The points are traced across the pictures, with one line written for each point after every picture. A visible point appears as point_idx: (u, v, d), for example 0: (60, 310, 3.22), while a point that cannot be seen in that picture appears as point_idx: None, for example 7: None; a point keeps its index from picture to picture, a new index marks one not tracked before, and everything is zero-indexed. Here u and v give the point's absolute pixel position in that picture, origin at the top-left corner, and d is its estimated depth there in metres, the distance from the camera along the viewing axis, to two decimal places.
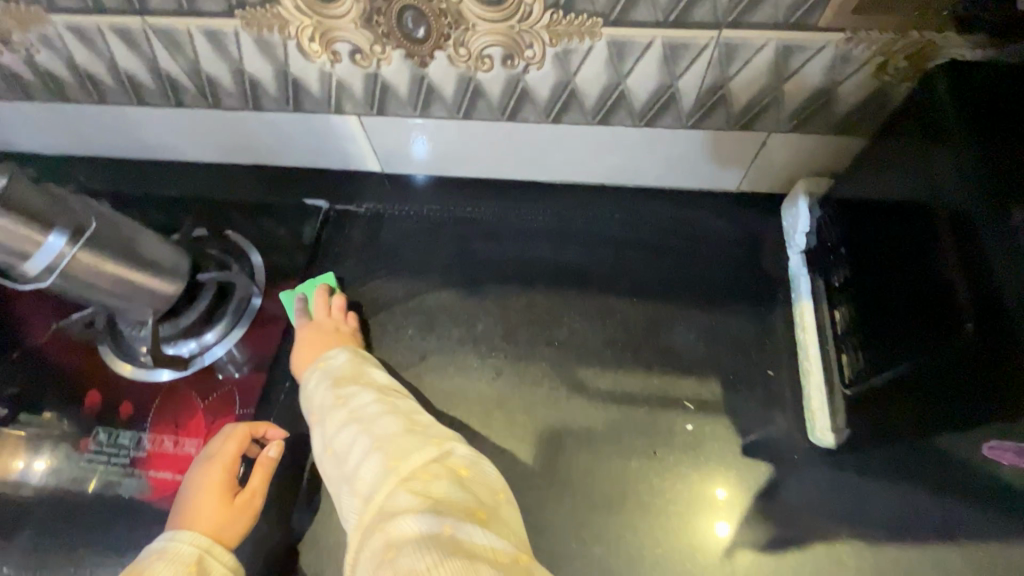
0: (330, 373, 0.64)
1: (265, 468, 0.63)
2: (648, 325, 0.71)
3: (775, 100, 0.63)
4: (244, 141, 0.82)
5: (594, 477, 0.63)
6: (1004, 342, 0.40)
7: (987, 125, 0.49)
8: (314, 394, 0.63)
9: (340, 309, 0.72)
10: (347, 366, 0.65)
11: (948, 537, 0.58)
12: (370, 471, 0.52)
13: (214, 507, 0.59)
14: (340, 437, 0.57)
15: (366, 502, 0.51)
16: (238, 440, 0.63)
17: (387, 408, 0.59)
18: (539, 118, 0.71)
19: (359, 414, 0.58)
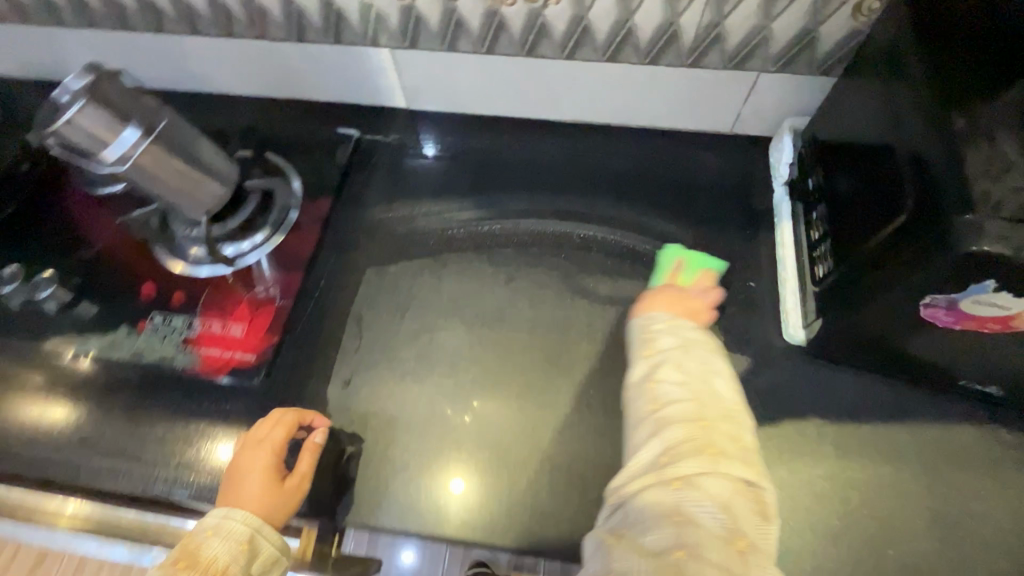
0: (683, 334, 0.64)
1: (311, 453, 0.65)
2: (645, 243, 0.80)
3: (763, 39, 0.72)
4: (286, 74, 0.89)
5: (593, 364, 0.72)
6: (933, 224, 0.47)
7: (942, 43, 0.55)
8: (657, 333, 0.65)
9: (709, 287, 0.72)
10: (703, 339, 0.64)
11: (902, 418, 0.66)
12: (665, 441, 0.55)
13: (263, 488, 0.61)
14: (666, 385, 0.59)
15: (658, 465, 0.54)
16: (285, 426, 0.65)
17: (695, 398, 0.57)
18: (555, 54, 0.80)
19: (697, 383, 0.59)
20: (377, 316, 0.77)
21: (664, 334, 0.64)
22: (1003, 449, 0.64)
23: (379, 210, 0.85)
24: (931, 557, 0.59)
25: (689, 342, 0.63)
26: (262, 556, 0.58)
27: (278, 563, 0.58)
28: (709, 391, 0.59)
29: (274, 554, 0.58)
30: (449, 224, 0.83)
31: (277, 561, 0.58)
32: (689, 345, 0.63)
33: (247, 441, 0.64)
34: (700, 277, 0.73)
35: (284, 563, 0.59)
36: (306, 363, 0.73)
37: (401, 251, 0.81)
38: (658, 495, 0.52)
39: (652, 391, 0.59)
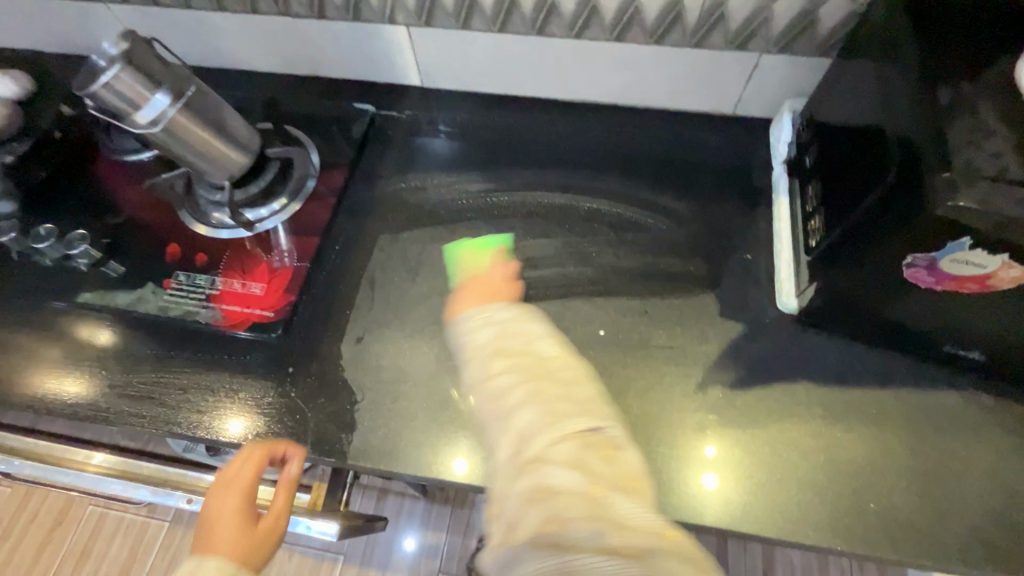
0: (500, 322, 0.58)
1: (286, 488, 0.66)
2: (646, 216, 0.83)
3: (765, 20, 0.75)
4: (305, 50, 0.93)
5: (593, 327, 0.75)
6: (917, 187, 0.50)
7: (929, 16, 0.57)
8: (475, 333, 0.58)
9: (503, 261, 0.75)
10: (514, 316, 0.59)
11: (888, 383, 0.69)
12: (514, 433, 0.51)
13: (237, 534, 0.61)
14: (498, 377, 0.54)
15: (517, 456, 0.50)
16: (254, 463, 0.65)
17: (527, 375, 0.53)
18: (564, 32, 0.83)
19: (524, 357, 0.55)
20: (388, 278, 0.80)
21: (478, 327, 0.59)
22: (984, 413, 0.66)
23: (392, 181, 0.89)
24: (910, 510, 0.62)
25: (504, 329, 0.57)
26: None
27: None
28: (535, 361, 0.55)
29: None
30: (458, 195, 0.86)
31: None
32: (503, 330, 0.57)
33: (221, 483, 0.65)
34: (489, 257, 0.78)
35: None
36: (321, 321, 0.77)
37: (412, 219, 0.85)
38: (526, 486, 0.48)
39: (489, 390, 0.54)
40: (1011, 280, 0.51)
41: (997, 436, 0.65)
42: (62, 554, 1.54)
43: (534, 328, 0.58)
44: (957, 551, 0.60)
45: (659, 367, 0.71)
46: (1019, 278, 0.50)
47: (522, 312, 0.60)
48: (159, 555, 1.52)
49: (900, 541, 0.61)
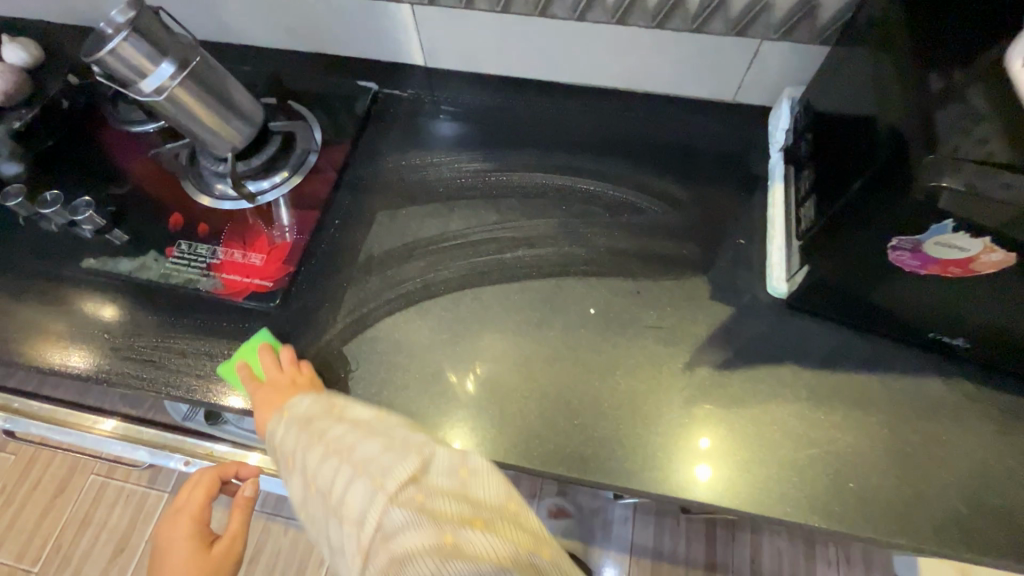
0: (303, 413, 0.59)
1: (241, 511, 0.74)
2: (642, 199, 0.84)
3: (766, 6, 0.76)
4: (311, 27, 0.94)
5: (585, 307, 0.76)
6: (902, 168, 0.51)
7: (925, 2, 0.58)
8: (285, 438, 0.58)
9: (290, 362, 0.69)
10: (317, 404, 0.60)
11: (873, 368, 0.70)
12: (350, 509, 0.49)
13: (189, 558, 0.70)
14: (320, 472, 0.53)
15: (356, 539, 0.48)
16: (205, 489, 0.75)
17: (347, 456, 0.52)
18: (566, 15, 0.84)
19: (338, 437, 0.55)
20: (385, 253, 0.81)
21: (292, 431, 0.58)
22: (966, 399, 0.68)
23: (392, 159, 0.90)
24: (887, 491, 0.64)
25: (310, 421, 0.58)
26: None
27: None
28: (353, 434, 0.55)
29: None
30: (457, 174, 0.88)
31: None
32: (314, 420, 0.58)
33: (181, 511, 0.74)
34: (263, 361, 0.70)
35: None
36: (317, 292, 0.78)
37: (411, 196, 0.86)
38: (371, 554, 0.46)
39: (315, 490, 0.53)
40: (990, 264, 0.52)
41: (978, 421, 0.66)
42: (63, 520, 1.57)
43: (338, 410, 0.59)
44: (931, 530, 0.62)
45: (648, 346, 0.73)
46: (999, 263, 0.51)
47: (334, 402, 0.60)
48: (159, 524, 1.55)
49: (877, 520, 0.62)
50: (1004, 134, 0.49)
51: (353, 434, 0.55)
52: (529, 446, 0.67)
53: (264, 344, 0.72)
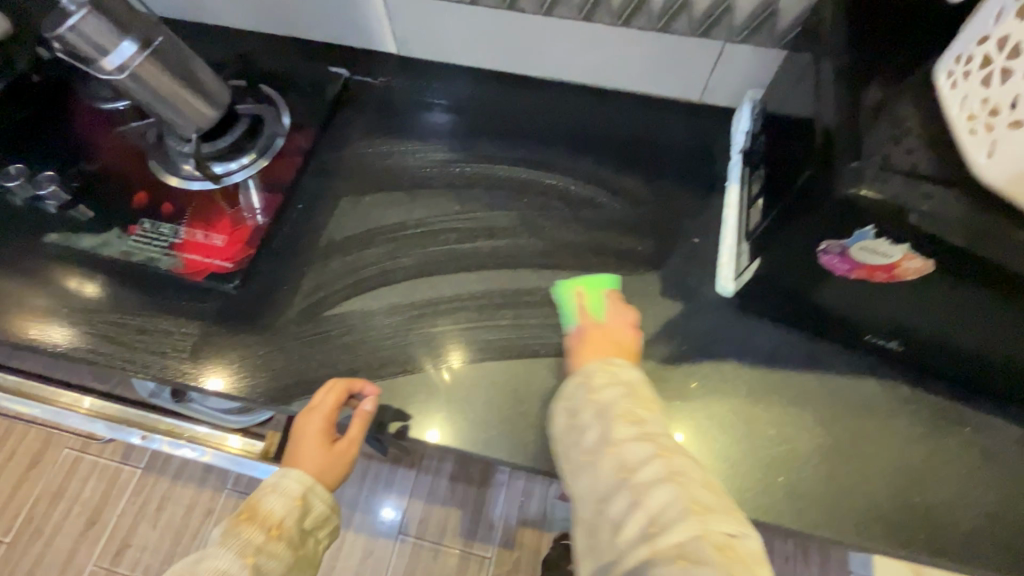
0: (628, 385, 0.63)
1: (362, 420, 0.68)
2: (602, 195, 0.85)
3: (727, 9, 0.77)
4: (282, 10, 0.94)
5: (538, 297, 0.77)
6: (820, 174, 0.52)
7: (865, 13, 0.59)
8: (597, 390, 0.63)
9: (618, 310, 0.72)
10: (638, 377, 0.64)
11: (812, 368, 0.72)
12: (649, 509, 0.51)
13: (316, 452, 0.67)
14: (627, 446, 0.57)
15: (645, 533, 0.50)
16: (337, 394, 0.68)
17: (661, 451, 0.56)
18: (534, 9, 0.84)
19: (659, 436, 0.58)
20: (346, 238, 0.82)
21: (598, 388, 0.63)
22: (900, 400, 0.70)
23: (359, 145, 0.91)
24: (818, 486, 0.66)
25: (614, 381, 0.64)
26: (315, 512, 0.67)
27: (327, 519, 0.68)
28: (674, 446, 0.58)
29: (324, 510, 0.67)
30: (424, 163, 0.89)
31: (327, 518, 0.68)
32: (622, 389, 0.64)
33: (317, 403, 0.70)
34: (605, 301, 0.74)
35: (333, 517, 0.69)
36: (275, 274, 0.79)
37: (376, 184, 0.87)
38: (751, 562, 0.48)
39: (613, 455, 0.57)
40: (914, 271, 0.53)
41: (909, 421, 0.69)
42: (36, 493, 1.58)
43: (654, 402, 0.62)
44: (857, 525, 0.64)
45: None
46: (920, 269, 0.53)
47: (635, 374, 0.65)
48: (131, 499, 1.57)
49: (807, 514, 0.64)
50: (927, 145, 0.50)
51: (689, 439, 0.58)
52: (474, 433, 0.69)
53: (608, 289, 0.76)
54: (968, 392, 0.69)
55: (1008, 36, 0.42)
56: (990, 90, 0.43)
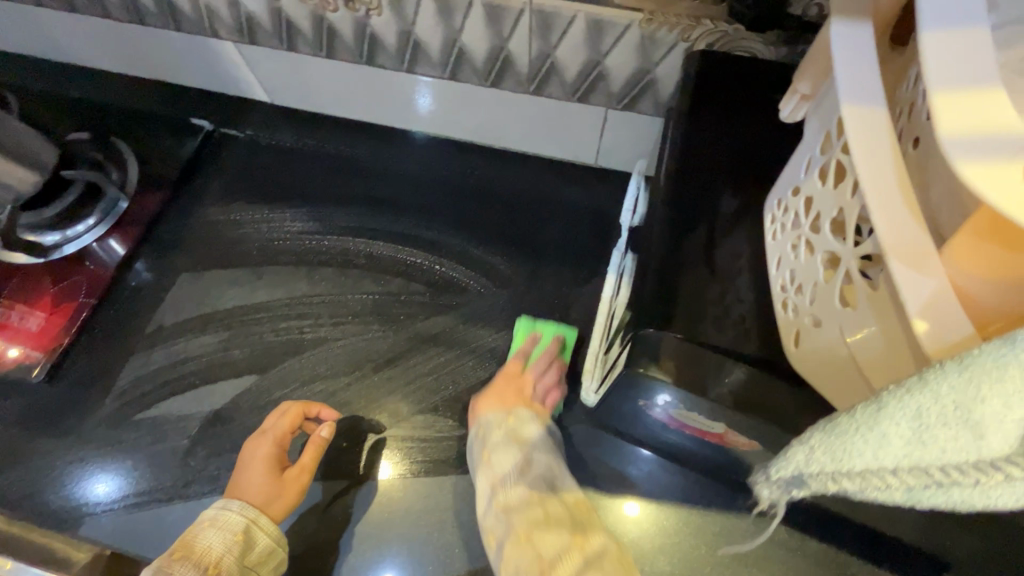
0: (523, 443, 0.59)
1: (317, 447, 0.63)
2: (471, 278, 0.76)
3: (600, 76, 0.65)
4: (136, 56, 0.84)
5: (378, 402, 0.69)
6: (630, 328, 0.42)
7: (709, 114, 0.49)
8: (491, 447, 0.59)
9: (319, 437, 0.63)
10: (536, 430, 0.61)
11: (672, 501, 0.63)
12: None
13: (263, 478, 0.60)
14: (540, 538, 0.50)
15: None
16: (292, 418, 0.64)
17: (567, 535, 0.51)
18: (395, 65, 0.73)
19: (548, 501, 0.54)
20: (177, 323, 0.74)
21: (501, 436, 0.60)
22: (769, 544, 0.60)
23: (211, 211, 0.82)
24: None
25: (529, 455, 0.58)
26: (259, 547, 0.57)
27: (272, 556, 0.58)
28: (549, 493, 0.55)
29: (269, 546, 0.58)
30: (278, 234, 0.80)
31: (273, 553, 0.58)
32: (526, 451, 0.59)
33: (515, 380, 0.65)
34: (547, 352, 0.67)
35: (280, 553, 0.59)
36: (96, 365, 0.72)
37: (220, 257, 0.79)
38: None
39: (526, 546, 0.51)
40: (744, 444, 0.43)
41: (777, 570, 0.59)
42: None
43: (538, 448, 0.59)
44: None
45: (435, 456, 0.67)
46: (751, 445, 0.43)
47: (530, 450, 0.59)
48: None
49: None
50: (744, 305, 0.40)
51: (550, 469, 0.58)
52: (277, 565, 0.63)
53: (560, 335, 0.69)
54: (849, 541, 0.59)
55: (812, 200, 0.32)
56: (798, 264, 0.33)
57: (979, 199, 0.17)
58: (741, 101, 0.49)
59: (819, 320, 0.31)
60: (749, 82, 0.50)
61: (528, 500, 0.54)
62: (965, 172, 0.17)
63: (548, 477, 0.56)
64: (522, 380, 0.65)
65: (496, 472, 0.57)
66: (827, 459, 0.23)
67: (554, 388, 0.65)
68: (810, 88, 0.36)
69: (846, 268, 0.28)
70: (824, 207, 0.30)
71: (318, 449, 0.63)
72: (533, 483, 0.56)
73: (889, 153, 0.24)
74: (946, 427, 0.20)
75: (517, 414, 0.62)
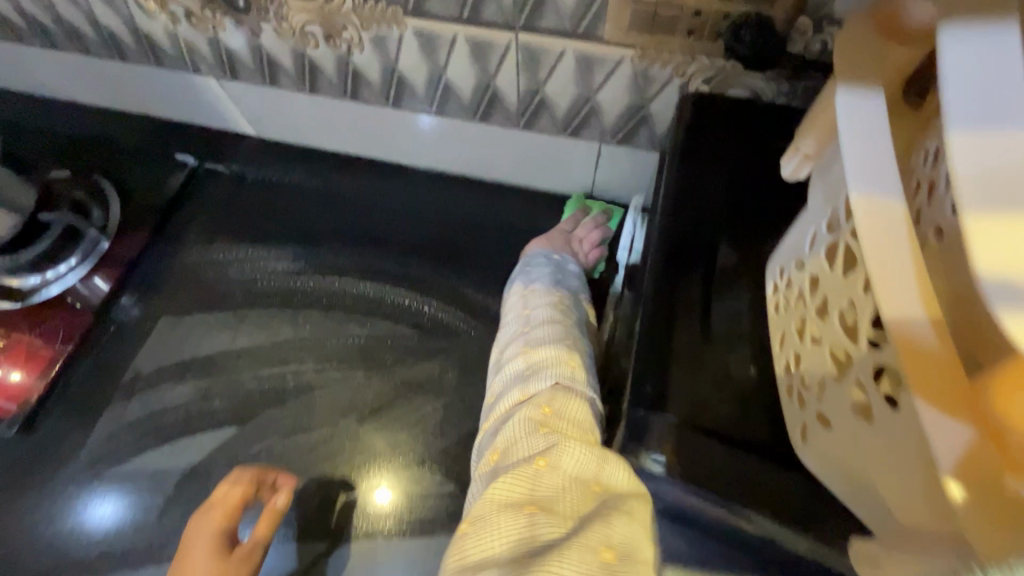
0: (555, 264, 0.64)
1: (272, 517, 0.60)
2: (460, 320, 0.73)
3: (591, 111, 0.62)
4: (118, 91, 0.82)
5: (362, 455, 0.66)
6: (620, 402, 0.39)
7: (705, 159, 0.45)
8: (531, 265, 0.65)
9: (274, 507, 0.60)
10: (570, 267, 0.65)
11: None
12: (535, 356, 0.50)
13: (209, 561, 0.55)
14: (533, 313, 0.56)
15: (525, 376, 0.48)
16: (246, 487, 0.60)
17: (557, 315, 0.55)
18: (380, 101, 0.70)
19: (559, 300, 0.58)
20: (155, 370, 0.72)
21: (542, 255, 0.66)
22: None
23: (193, 251, 0.80)
24: None
25: (558, 275, 0.63)
26: None
27: None
28: (564, 303, 0.58)
29: None
30: (261, 274, 0.77)
31: None
32: (562, 271, 0.64)
33: (563, 233, 0.70)
34: (594, 219, 0.71)
35: None
36: (72, 415, 0.70)
37: (201, 299, 0.76)
38: (518, 475, 0.39)
39: (522, 318, 0.56)
40: None
41: None
42: None
43: (569, 280, 0.63)
44: None
45: (421, 513, 0.63)
46: None
47: (559, 272, 0.63)
48: None
49: None
50: (742, 381, 0.37)
51: (573, 294, 0.61)
52: None
53: (608, 211, 0.73)
54: None
55: (818, 280, 0.28)
56: (801, 348, 0.30)
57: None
58: (738, 145, 0.46)
59: (826, 419, 0.28)
60: (747, 124, 0.47)
61: (548, 295, 0.59)
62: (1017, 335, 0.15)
63: (570, 293, 0.61)
64: (571, 236, 0.70)
65: (530, 279, 0.62)
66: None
67: (597, 248, 0.70)
68: (813, 147, 0.32)
69: (858, 369, 0.25)
70: (831, 292, 0.27)
71: (274, 516, 0.60)
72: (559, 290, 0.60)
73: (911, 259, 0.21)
74: None
75: (554, 251, 0.67)
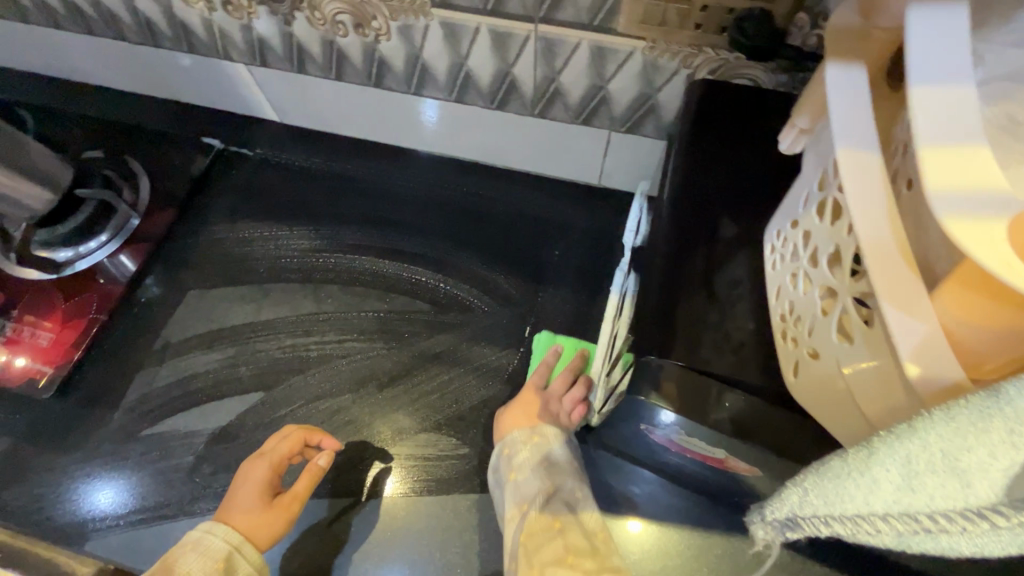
0: (551, 464, 0.61)
1: (312, 475, 0.63)
2: (475, 297, 0.76)
3: (603, 100, 0.67)
4: (150, 76, 0.86)
5: (383, 421, 0.70)
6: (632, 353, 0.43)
7: (711, 139, 0.50)
8: (521, 464, 0.62)
9: (318, 466, 0.64)
10: (565, 455, 0.63)
11: (673, 522, 0.62)
12: None
13: (254, 503, 0.61)
14: (548, 565, 0.53)
15: None
16: (292, 442, 0.65)
17: (574, 559, 0.53)
18: (402, 88, 0.74)
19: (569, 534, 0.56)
20: (183, 340, 0.76)
21: (526, 458, 0.62)
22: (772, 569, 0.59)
23: (220, 229, 0.84)
24: None
25: (554, 477, 0.60)
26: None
27: None
28: (571, 523, 0.57)
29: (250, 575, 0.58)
30: (285, 252, 0.81)
31: None
32: (552, 476, 0.61)
33: (540, 394, 0.67)
34: (568, 370, 0.69)
35: None
36: (107, 380, 0.74)
37: (228, 274, 0.80)
38: None
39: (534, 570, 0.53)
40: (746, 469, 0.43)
41: None
42: None
43: (567, 471, 0.61)
44: None
45: (439, 474, 0.67)
46: (752, 471, 0.43)
47: (555, 477, 0.60)
48: None
49: None
50: (743, 334, 0.41)
51: (576, 495, 0.59)
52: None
53: (585, 351, 0.72)
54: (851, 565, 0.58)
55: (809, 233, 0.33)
56: (795, 297, 0.34)
57: (967, 255, 0.19)
58: (742, 127, 0.50)
59: (816, 352, 0.32)
60: (750, 110, 0.51)
61: (554, 531, 0.56)
62: (955, 232, 0.20)
63: (568, 503, 0.58)
64: (549, 394, 0.68)
65: (524, 493, 0.59)
66: (820, 501, 0.25)
67: (579, 403, 0.67)
68: (808, 122, 0.36)
69: (842, 303, 0.29)
70: (822, 242, 0.31)
71: (317, 475, 0.64)
72: (557, 512, 0.58)
73: (883, 200, 0.26)
74: (934, 474, 0.22)
75: (543, 432, 0.63)
